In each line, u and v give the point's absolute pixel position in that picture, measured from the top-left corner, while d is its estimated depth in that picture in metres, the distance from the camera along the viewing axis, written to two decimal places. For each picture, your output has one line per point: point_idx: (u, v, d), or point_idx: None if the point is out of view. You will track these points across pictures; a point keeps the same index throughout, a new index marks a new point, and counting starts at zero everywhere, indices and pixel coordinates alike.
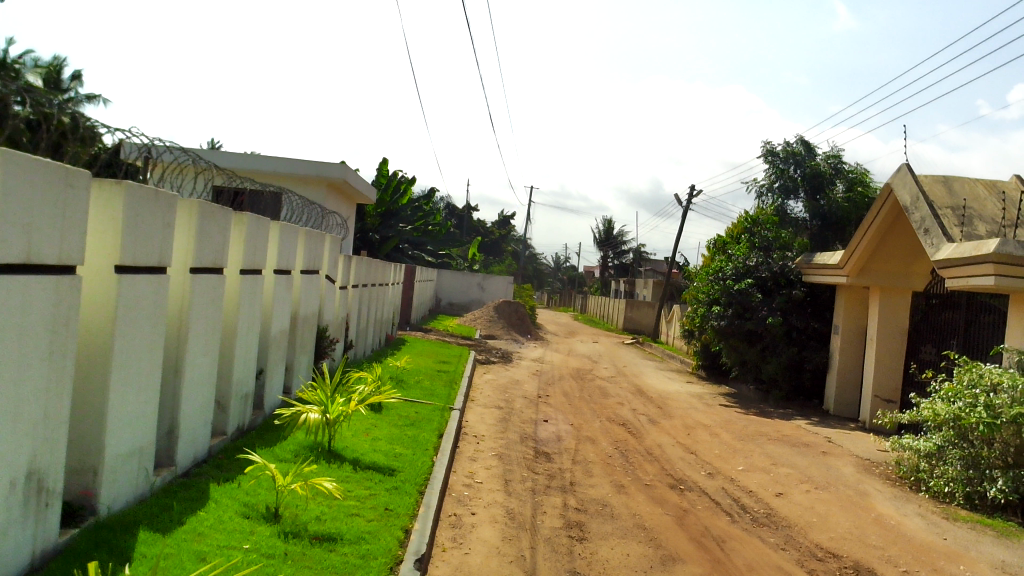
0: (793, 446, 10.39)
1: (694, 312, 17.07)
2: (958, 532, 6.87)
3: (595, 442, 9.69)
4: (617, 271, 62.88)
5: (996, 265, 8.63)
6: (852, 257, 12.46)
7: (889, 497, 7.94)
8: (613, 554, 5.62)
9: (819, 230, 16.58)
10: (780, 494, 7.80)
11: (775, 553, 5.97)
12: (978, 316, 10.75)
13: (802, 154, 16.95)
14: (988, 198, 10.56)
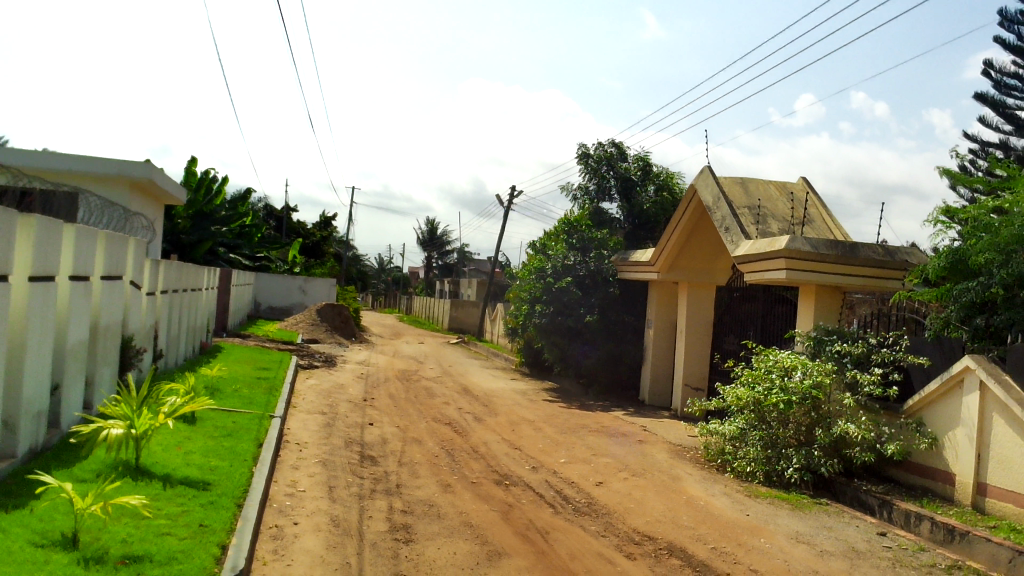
0: (611, 436, 10.84)
1: (517, 311, 17.40)
2: (758, 508, 7.43)
3: (422, 444, 9.65)
4: (441, 272, 63.17)
5: (788, 260, 9.37)
6: (661, 254, 13.18)
7: (698, 480, 8.45)
8: (440, 553, 5.61)
9: (631, 229, 17.39)
10: (600, 483, 8.10)
11: (596, 541, 6.20)
12: (773, 307, 11.66)
13: (613, 157, 17.69)
14: (779, 198, 11.47)
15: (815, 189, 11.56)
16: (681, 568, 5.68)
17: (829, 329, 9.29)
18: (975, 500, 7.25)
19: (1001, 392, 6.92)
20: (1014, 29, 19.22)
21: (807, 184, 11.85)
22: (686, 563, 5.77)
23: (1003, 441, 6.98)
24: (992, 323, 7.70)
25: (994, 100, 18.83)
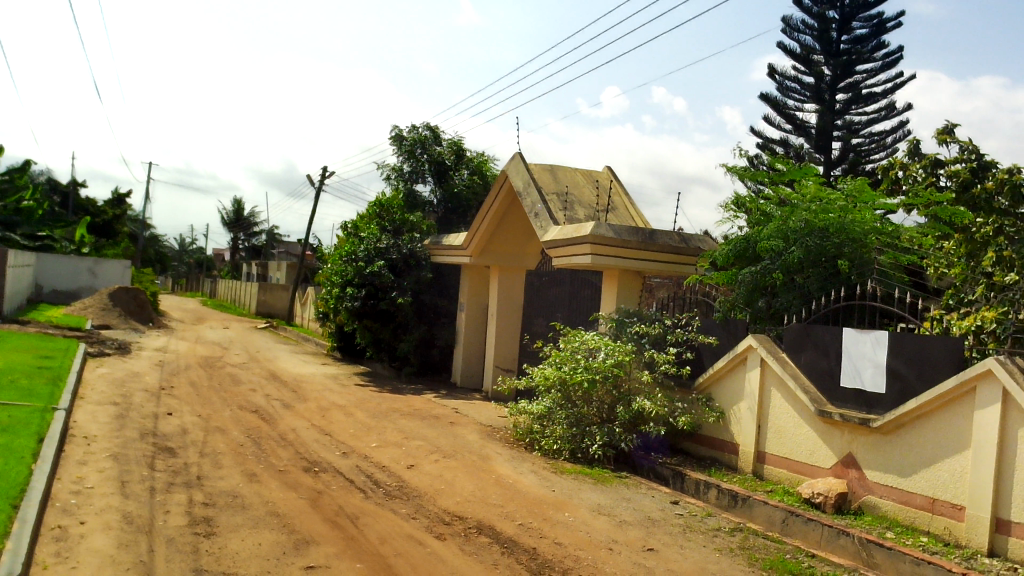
0: (423, 419, 10.89)
1: (328, 294, 17.03)
2: (563, 483, 7.72)
3: (225, 433, 9.25)
4: (248, 253, 60.65)
5: (593, 245, 9.78)
6: (474, 238, 13.33)
7: (507, 459, 8.67)
8: (244, 545, 5.42)
9: (444, 213, 17.48)
10: (411, 466, 8.12)
11: (406, 523, 6.21)
12: (579, 290, 12.14)
13: (427, 140, 17.62)
14: (585, 185, 11.92)
15: (619, 177, 12.10)
16: (489, 545, 5.81)
17: (630, 311, 9.78)
18: (755, 467, 7.92)
19: (779, 368, 7.64)
20: (796, 37, 20.95)
21: (611, 172, 12.39)
22: (494, 541, 5.91)
23: (780, 412, 7.69)
24: (773, 305, 8.46)
25: (777, 101, 20.48)
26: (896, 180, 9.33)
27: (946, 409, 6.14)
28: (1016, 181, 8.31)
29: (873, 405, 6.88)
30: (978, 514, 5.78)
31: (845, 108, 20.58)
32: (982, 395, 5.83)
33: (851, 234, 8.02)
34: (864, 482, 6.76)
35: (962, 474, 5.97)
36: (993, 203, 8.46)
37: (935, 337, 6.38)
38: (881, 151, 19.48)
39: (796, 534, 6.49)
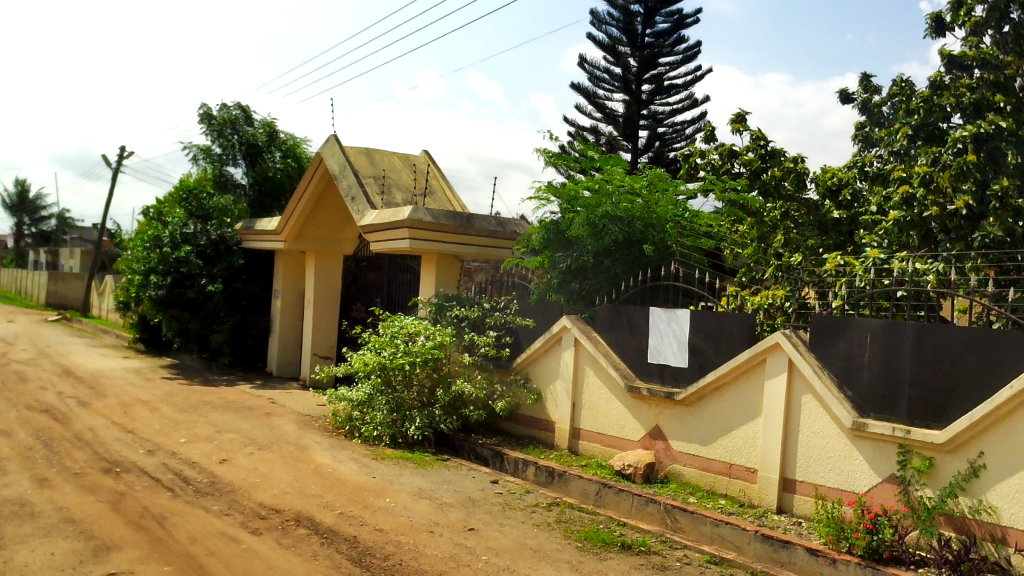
0: (236, 411, 10.45)
1: (129, 283, 15.91)
2: (384, 469, 7.66)
3: (10, 436, 8.44)
4: (36, 240, 55.57)
5: (411, 230, 9.70)
6: (288, 222, 12.87)
7: (326, 448, 8.48)
8: (34, 557, 4.98)
9: (257, 197, 16.76)
10: (223, 460, 7.77)
11: (219, 520, 5.95)
12: (398, 275, 12.08)
13: (238, 121, 16.82)
14: (402, 169, 11.78)
15: (436, 161, 12.13)
16: (308, 536, 5.67)
17: (448, 295, 9.80)
18: (571, 443, 8.21)
19: (592, 347, 7.95)
20: (603, 29, 21.74)
21: (428, 157, 12.34)
22: (313, 531, 5.78)
23: (592, 390, 8.01)
24: (584, 286, 8.78)
25: (588, 90, 21.19)
26: (695, 166, 9.90)
27: (740, 380, 6.63)
28: (800, 169, 9.18)
29: (677, 379, 7.31)
30: (768, 475, 6.30)
31: (649, 98, 21.62)
32: (771, 366, 6.34)
33: (656, 218, 8.57)
34: (670, 452, 7.19)
35: (754, 440, 6.48)
36: (780, 189, 9.19)
37: (730, 314, 6.88)
38: (682, 140, 20.63)
39: (608, 504, 6.80)
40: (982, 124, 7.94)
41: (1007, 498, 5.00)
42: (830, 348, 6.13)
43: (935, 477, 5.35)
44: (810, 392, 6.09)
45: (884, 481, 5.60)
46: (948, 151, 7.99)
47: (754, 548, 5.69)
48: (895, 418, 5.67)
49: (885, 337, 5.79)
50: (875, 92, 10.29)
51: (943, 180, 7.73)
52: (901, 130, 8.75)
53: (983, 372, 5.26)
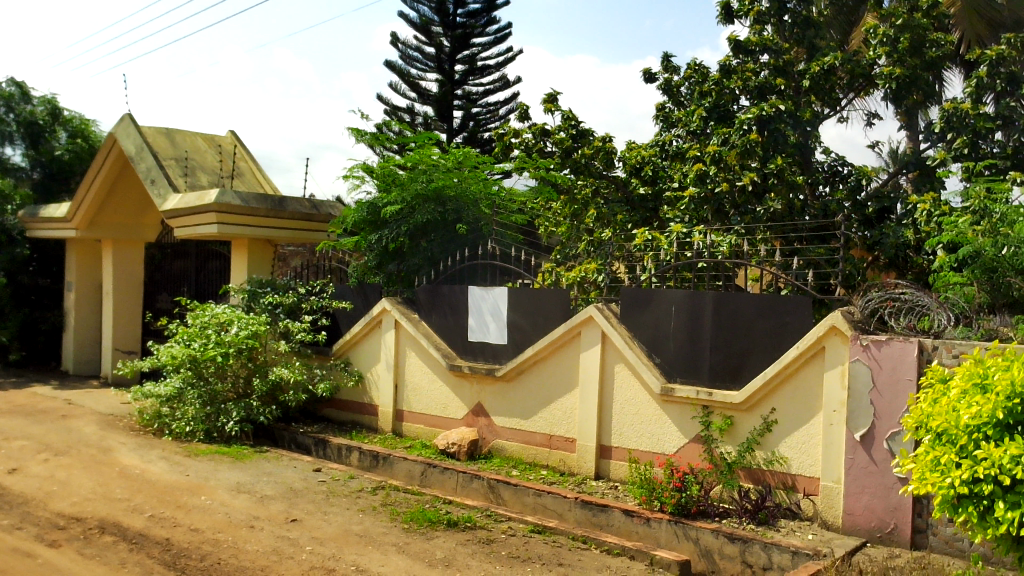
0: (27, 416, 9.57)
1: None
2: (197, 466, 7.29)
3: None
4: None
5: (219, 214, 9.25)
6: (79, 209, 11.83)
7: (133, 448, 7.95)
8: None
9: (41, 180, 15.42)
10: (12, 470, 7.10)
11: (10, 536, 5.44)
12: (208, 261, 11.57)
13: (14, 98, 15.21)
14: (207, 150, 11.12)
15: (243, 142, 11.59)
16: (115, 544, 5.31)
17: (262, 282, 9.42)
18: (394, 425, 8.16)
19: (412, 328, 7.92)
20: (415, 8, 21.55)
21: (235, 137, 11.75)
22: (120, 538, 5.41)
23: (414, 371, 7.99)
24: (402, 268, 8.74)
25: (401, 69, 20.96)
26: (509, 145, 10.04)
27: (557, 354, 6.83)
28: (608, 148, 9.56)
29: (496, 356, 7.47)
30: (585, 444, 6.55)
31: (463, 79, 21.70)
32: (586, 338, 6.58)
33: (467, 197, 8.64)
34: (492, 428, 7.31)
35: (572, 411, 6.71)
36: (591, 167, 9.61)
37: (546, 291, 7.10)
38: (495, 120, 20.89)
39: (433, 484, 6.84)
40: (765, 107, 8.50)
41: (796, 450, 5.48)
42: (639, 318, 6.44)
43: (734, 435, 5.77)
44: (622, 361, 6.38)
45: (690, 442, 5.97)
46: (736, 133, 8.53)
47: (575, 514, 5.93)
48: (698, 381, 6.06)
49: (688, 307, 6.16)
50: (675, 72, 10.84)
51: (731, 157, 8.36)
52: (696, 111, 9.32)
53: (774, 335, 5.72)
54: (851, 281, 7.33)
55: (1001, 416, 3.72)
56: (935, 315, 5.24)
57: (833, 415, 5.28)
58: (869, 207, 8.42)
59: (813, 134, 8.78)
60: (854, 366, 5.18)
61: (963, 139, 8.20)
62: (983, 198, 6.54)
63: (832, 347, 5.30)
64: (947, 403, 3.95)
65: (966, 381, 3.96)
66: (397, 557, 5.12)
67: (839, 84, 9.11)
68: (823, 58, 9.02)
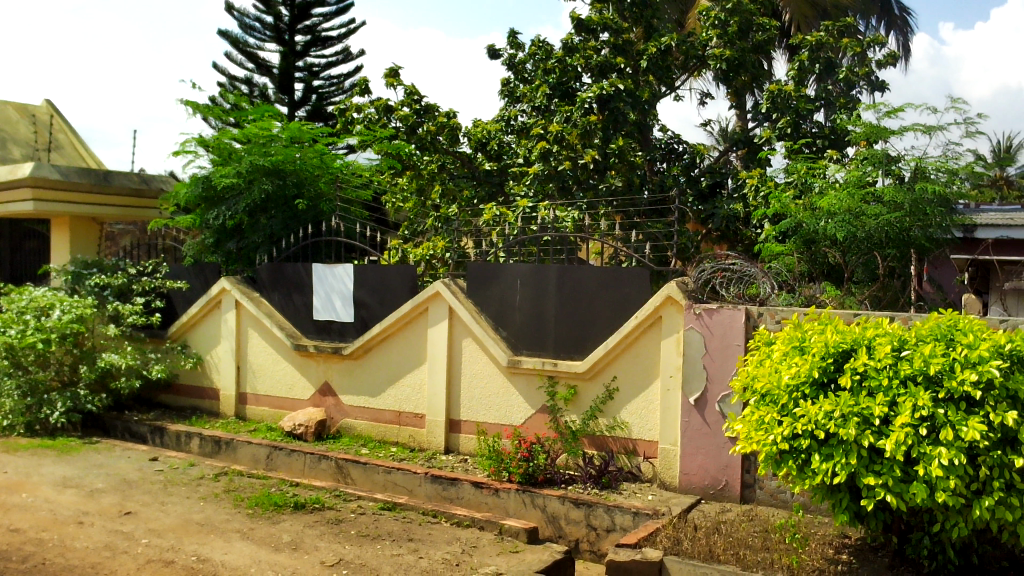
0: None
1: None
2: (18, 462, 6.77)
3: None
4: None
5: (34, 190, 8.57)
6: None
7: None
8: None
9: None
10: None
11: None
12: (24, 242, 10.70)
13: None
14: (20, 121, 10.25)
15: (61, 112, 10.74)
16: None
17: (87, 262, 8.79)
18: (237, 409, 7.88)
19: (254, 308, 7.64)
20: None
21: (52, 107, 10.87)
22: None
23: (257, 352, 7.73)
24: (241, 246, 8.43)
25: (237, 38, 20.02)
26: (352, 120, 9.81)
27: (405, 331, 6.79)
28: (453, 124, 9.52)
29: (343, 334, 7.35)
30: (434, 419, 6.57)
31: (304, 50, 20.99)
32: (433, 314, 6.57)
33: (308, 173, 8.43)
34: (340, 407, 7.20)
35: (420, 387, 6.70)
36: (436, 143, 9.55)
37: (392, 267, 7.04)
38: (339, 94, 20.38)
39: (280, 467, 6.67)
40: (605, 85, 8.72)
41: (636, 416, 5.72)
42: (485, 293, 6.50)
43: (578, 404, 5.95)
44: (470, 336, 6.42)
45: (537, 412, 6.10)
46: (577, 110, 8.68)
47: (425, 489, 5.95)
48: (544, 352, 6.19)
49: (533, 280, 6.27)
50: (519, 49, 10.93)
51: (573, 137, 8.54)
52: (540, 87, 9.42)
53: (614, 305, 5.92)
54: (685, 252, 7.70)
55: (817, 375, 4.04)
56: (760, 283, 5.60)
57: (670, 380, 5.53)
58: (703, 182, 8.87)
59: (651, 113, 9.11)
60: (688, 334, 5.44)
61: (786, 119, 8.73)
62: (803, 174, 7.01)
63: (668, 316, 5.55)
64: (770, 366, 4.25)
65: (786, 344, 4.28)
66: (241, 544, 4.95)
67: (674, 64, 9.46)
68: (659, 39, 9.33)
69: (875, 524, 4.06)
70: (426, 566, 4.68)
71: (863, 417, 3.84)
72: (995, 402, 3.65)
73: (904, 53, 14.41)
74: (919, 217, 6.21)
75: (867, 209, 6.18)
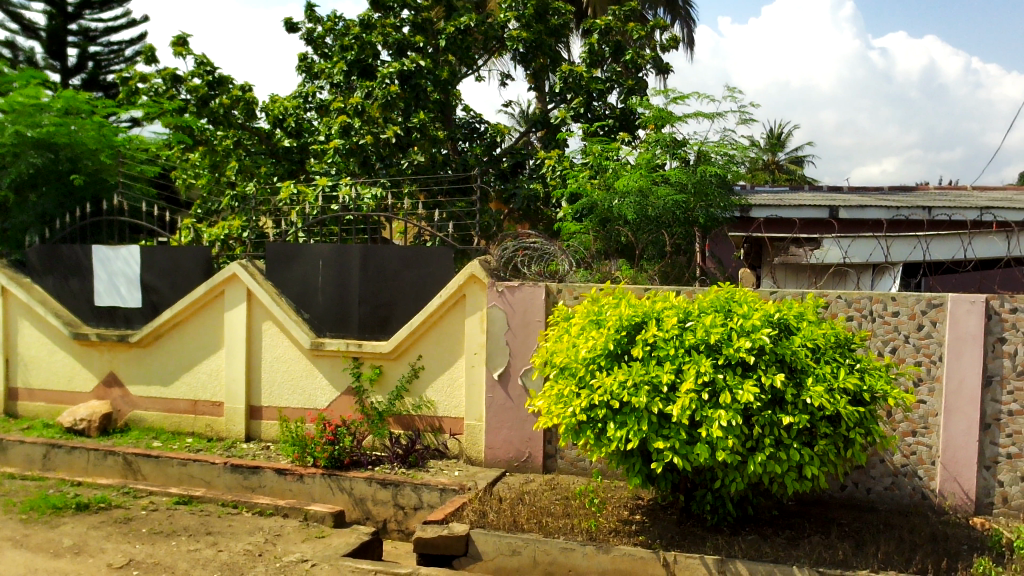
0: None
1: None
2: None
3: None
4: None
5: None
6: None
7: None
8: None
9: None
10: None
11: None
12: None
13: None
14: None
15: None
16: None
17: None
18: (7, 406, 7.16)
19: (24, 295, 6.96)
20: None
21: None
22: None
23: (29, 343, 7.05)
24: (7, 227, 7.64)
25: None
26: (135, 91, 9.12)
27: (199, 315, 6.44)
28: (249, 98, 9.03)
29: (130, 321, 6.87)
30: (234, 406, 6.29)
31: (77, 12, 19.22)
32: (229, 297, 6.28)
33: (84, 146, 7.73)
34: (127, 399, 6.73)
35: (218, 373, 6.39)
36: (230, 118, 9.03)
37: (183, 249, 6.64)
38: (120, 62, 18.91)
39: (59, 466, 6.15)
40: (406, 62, 8.64)
41: (442, 393, 5.76)
42: (285, 274, 6.29)
43: (384, 384, 5.91)
44: (270, 319, 6.20)
45: (341, 394, 6.00)
46: (378, 85, 8.58)
47: (224, 480, 5.70)
48: (348, 333, 6.10)
49: (335, 261, 6.14)
50: (317, 23, 10.60)
51: (375, 112, 8.38)
52: (339, 64, 9.21)
53: (418, 284, 5.93)
54: (488, 232, 7.82)
55: (611, 347, 4.24)
56: (560, 260, 5.74)
57: (474, 357, 5.62)
58: (504, 162, 9.04)
59: (451, 92, 9.15)
60: (491, 311, 5.54)
61: (579, 99, 9.05)
62: (597, 155, 7.30)
63: (472, 294, 5.62)
64: (569, 340, 4.41)
65: (583, 318, 4.46)
66: (13, 553, 4.52)
67: (474, 44, 9.53)
68: (458, 18, 9.36)
69: (664, 484, 4.34)
70: (226, 559, 4.48)
71: (653, 385, 4.08)
72: (766, 366, 4.00)
73: (687, 41, 15.34)
74: (702, 198, 6.71)
75: (657, 189, 6.56)
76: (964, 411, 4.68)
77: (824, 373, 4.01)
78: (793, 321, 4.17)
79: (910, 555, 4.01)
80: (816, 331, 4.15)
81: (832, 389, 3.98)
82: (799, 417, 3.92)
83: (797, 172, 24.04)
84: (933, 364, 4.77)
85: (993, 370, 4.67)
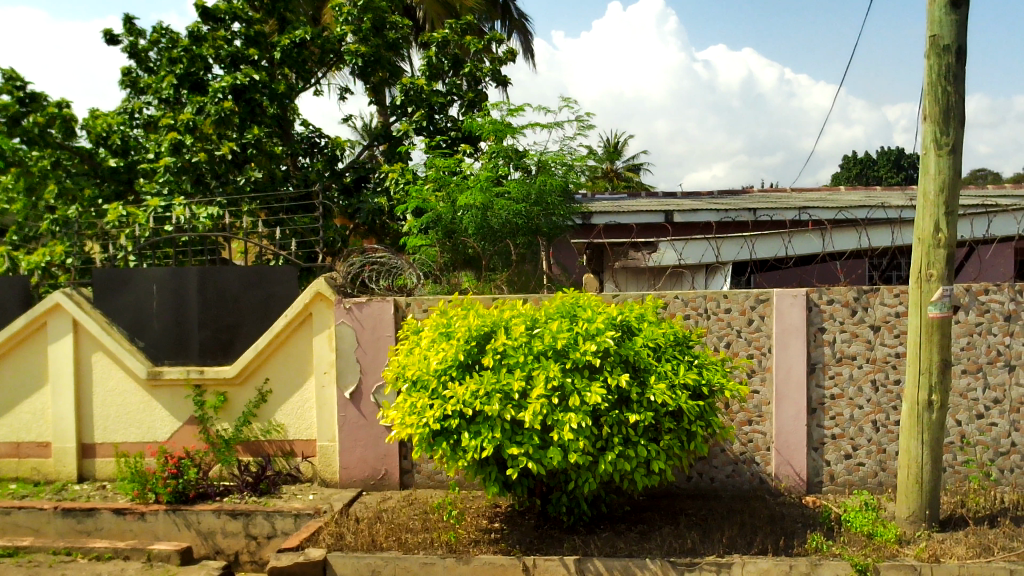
0: None
1: None
2: None
3: None
4: None
5: None
6: None
7: None
8: None
9: None
10: None
11: None
12: None
13: None
14: None
15: None
16: None
17: None
18: None
19: None
20: None
21: None
22: None
23: None
24: None
25: None
26: None
27: (18, 351, 5.96)
28: (66, 116, 8.38)
29: None
30: (63, 446, 5.85)
31: None
32: (53, 329, 5.84)
33: None
34: None
35: (43, 411, 5.92)
36: (46, 136, 8.33)
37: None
38: None
39: None
40: (239, 76, 8.23)
41: (292, 416, 5.60)
42: (116, 301, 5.93)
43: (229, 411, 5.67)
44: (100, 349, 5.82)
45: (183, 424, 5.71)
46: (210, 100, 8.18)
47: (55, 526, 5.29)
48: (188, 360, 5.82)
49: (171, 284, 5.86)
50: (140, 35, 10.09)
51: (207, 129, 8.07)
52: (166, 78, 8.79)
53: (261, 305, 5.75)
54: (332, 248, 7.67)
55: (462, 357, 4.26)
56: (408, 274, 5.73)
57: (324, 377, 5.50)
58: (347, 177, 8.91)
59: (289, 107, 8.93)
60: (339, 328, 5.43)
61: (421, 112, 9.07)
62: (440, 167, 7.27)
63: (318, 313, 5.49)
64: (419, 353, 4.40)
65: (432, 331, 4.46)
66: None
67: (310, 57, 9.34)
68: (293, 31, 9.15)
69: (520, 490, 4.39)
70: None
71: (504, 393, 4.12)
72: (612, 368, 4.14)
73: (526, 53, 15.64)
74: (544, 207, 6.89)
75: (498, 201, 6.66)
76: (792, 398, 5.01)
77: (665, 370, 4.19)
78: (634, 322, 4.35)
79: (751, 538, 4.26)
80: (656, 330, 4.35)
81: (673, 386, 4.16)
82: (644, 414, 4.07)
83: (634, 179, 25.09)
84: (763, 356, 5.08)
85: (815, 358, 5.04)
